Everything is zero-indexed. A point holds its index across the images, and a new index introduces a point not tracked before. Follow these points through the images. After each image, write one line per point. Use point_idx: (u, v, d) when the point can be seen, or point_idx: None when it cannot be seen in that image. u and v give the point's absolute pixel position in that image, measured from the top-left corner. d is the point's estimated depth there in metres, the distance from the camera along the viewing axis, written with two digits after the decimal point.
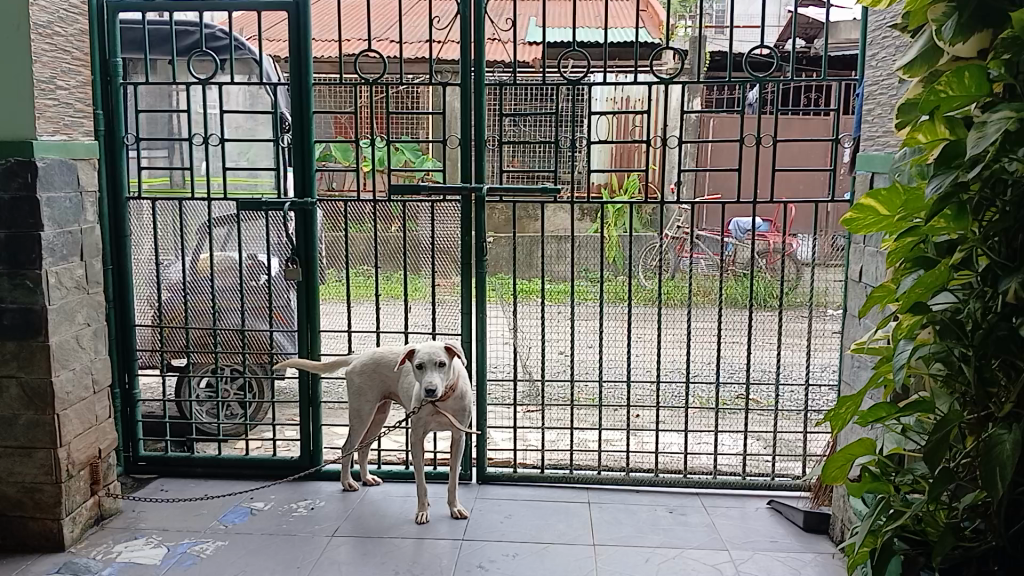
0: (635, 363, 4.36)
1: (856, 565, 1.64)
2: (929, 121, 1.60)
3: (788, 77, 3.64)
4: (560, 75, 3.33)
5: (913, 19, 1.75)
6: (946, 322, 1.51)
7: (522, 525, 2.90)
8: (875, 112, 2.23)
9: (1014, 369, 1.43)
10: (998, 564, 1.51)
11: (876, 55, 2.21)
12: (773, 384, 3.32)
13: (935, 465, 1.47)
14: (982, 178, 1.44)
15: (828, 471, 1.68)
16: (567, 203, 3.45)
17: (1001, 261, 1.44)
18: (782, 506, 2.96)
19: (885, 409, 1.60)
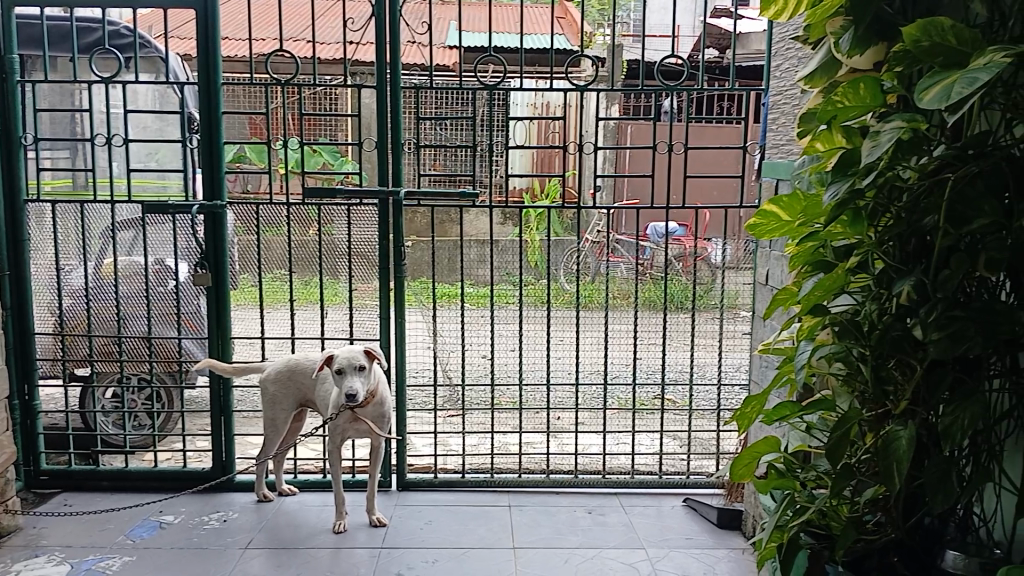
0: (555, 366, 4.39)
1: (766, 561, 1.68)
2: (827, 131, 1.66)
3: (699, 86, 3.73)
4: (478, 80, 3.33)
5: (812, 33, 1.83)
6: (845, 324, 1.57)
7: (442, 531, 2.88)
8: (780, 121, 2.31)
9: (909, 368, 1.49)
10: (897, 555, 1.62)
11: (780, 66, 2.29)
12: (688, 384, 3.39)
13: (835, 461, 1.52)
14: (876, 186, 1.51)
15: (735, 469, 1.72)
16: (486, 208, 3.45)
17: (896, 265, 1.51)
18: (697, 504, 3.03)
19: (789, 408, 1.65)
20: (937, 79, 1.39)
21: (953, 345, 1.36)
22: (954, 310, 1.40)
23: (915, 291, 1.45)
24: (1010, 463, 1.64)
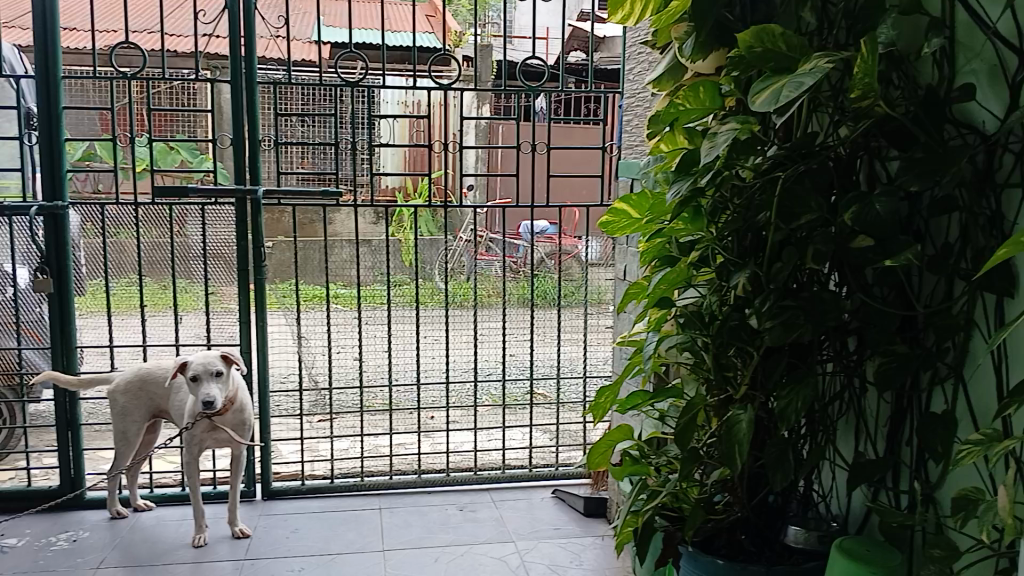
0: (427, 366, 4.37)
1: (624, 544, 1.74)
2: (670, 132, 1.76)
3: (560, 87, 3.80)
4: (338, 76, 3.26)
5: (659, 37, 1.92)
6: (690, 315, 1.66)
7: (309, 538, 2.82)
8: (634, 122, 2.39)
9: (746, 355, 1.59)
10: (744, 532, 1.70)
11: (633, 69, 2.37)
12: (555, 378, 3.46)
13: (681, 444, 1.61)
14: (714, 184, 1.59)
15: (592, 458, 1.77)
16: (350, 206, 3.39)
17: (734, 258, 1.59)
18: (565, 494, 3.10)
19: (641, 396, 1.73)
20: (768, 84, 1.47)
21: (786, 332, 1.45)
22: (786, 300, 1.50)
23: (750, 283, 1.54)
24: (842, 442, 1.76)
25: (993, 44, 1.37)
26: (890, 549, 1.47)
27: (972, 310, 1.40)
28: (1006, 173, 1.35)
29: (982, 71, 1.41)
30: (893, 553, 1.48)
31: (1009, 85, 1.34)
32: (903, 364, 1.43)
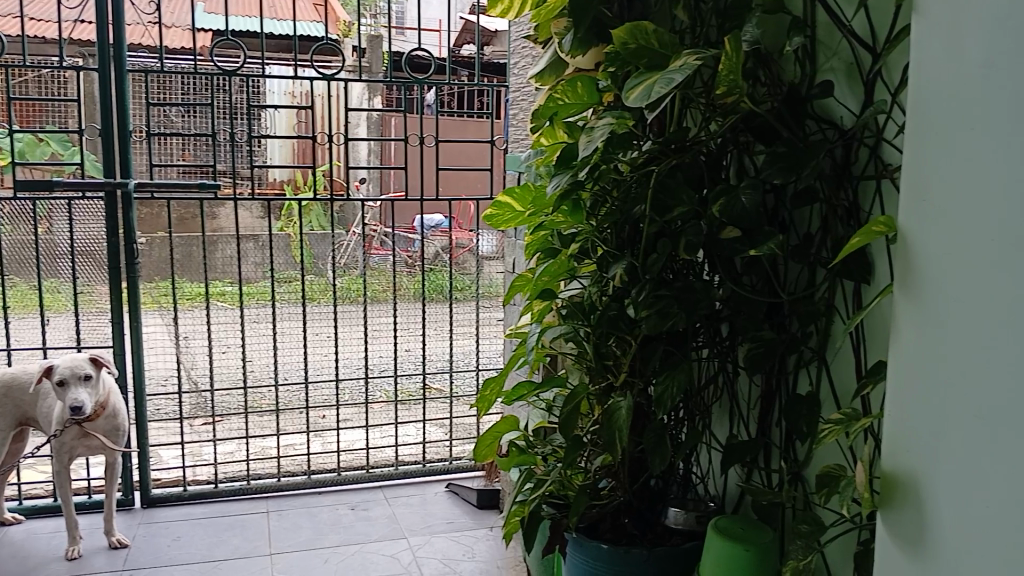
0: (317, 364, 4.30)
1: (513, 535, 1.75)
2: (550, 126, 1.78)
3: (446, 79, 3.78)
4: (215, 65, 3.14)
5: (540, 32, 1.94)
6: (572, 306, 1.69)
7: (192, 546, 2.72)
8: (519, 117, 2.40)
9: (625, 343, 1.64)
10: (628, 517, 1.73)
11: (517, 63, 2.38)
12: (447, 372, 3.45)
13: (565, 433, 1.63)
14: (592, 177, 1.62)
15: (478, 450, 1.77)
16: (231, 200, 3.28)
17: (613, 250, 1.63)
18: (458, 488, 3.11)
19: (526, 387, 1.74)
20: (641, 79, 1.50)
21: (661, 320, 1.50)
22: (661, 290, 1.55)
23: (627, 273, 1.59)
24: (718, 425, 1.83)
25: (849, 44, 1.44)
26: (762, 527, 1.53)
27: (832, 296, 1.47)
28: (861, 166, 1.43)
29: (840, 69, 1.48)
30: (765, 530, 1.52)
31: (863, 82, 1.41)
32: (769, 349, 1.50)
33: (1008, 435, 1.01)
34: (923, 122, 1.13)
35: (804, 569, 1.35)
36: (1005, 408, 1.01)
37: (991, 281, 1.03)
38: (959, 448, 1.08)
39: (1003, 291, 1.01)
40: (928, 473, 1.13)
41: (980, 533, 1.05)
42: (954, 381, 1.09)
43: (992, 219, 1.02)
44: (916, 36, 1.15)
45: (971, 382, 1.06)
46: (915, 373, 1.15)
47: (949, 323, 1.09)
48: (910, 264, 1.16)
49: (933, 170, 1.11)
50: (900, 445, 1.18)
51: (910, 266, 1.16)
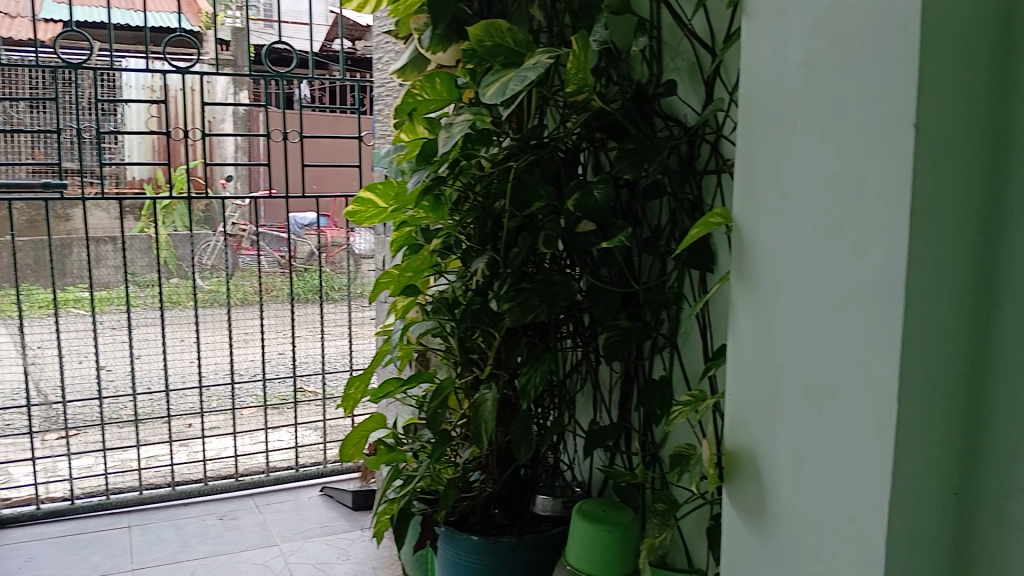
0: (183, 371, 4.14)
1: (383, 532, 1.74)
2: (410, 123, 1.78)
3: (310, 74, 3.68)
4: (61, 57, 2.96)
5: (400, 28, 1.93)
6: (437, 302, 1.69)
7: (45, 566, 2.57)
8: (384, 113, 2.39)
9: (490, 336, 1.66)
10: (499, 507, 1.76)
11: (381, 59, 2.37)
12: (319, 374, 3.40)
13: (433, 429, 1.64)
14: (452, 173, 1.63)
15: (345, 450, 1.74)
16: (82, 200, 3.10)
17: (475, 245, 1.66)
18: (332, 491, 3.07)
19: (393, 383, 1.72)
20: (497, 76, 1.52)
21: (523, 313, 1.52)
22: (522, 283, 1.58)
23: (489, 267, 1.61)
24: (582, 412, 1.88)
25: (691, 45, 1.51)
26: (623, 508, 1.57)
27: (681, 285, 1.54)
28: (704, 161, 1.50)
29: (684, 69, 1.54)
30: (625, 511, 1.57)
31: (703, 82, 1.48)
32: (626, 336, 1.56)
33: (832, 406, 1.09)
34: (756, 120, 1.20)
35: (659, 545, 1.39)
36: (830, 382, 1.09)
37: (814, 267, 1.11)
38: (793, 422, 1.16)
39: (826, 275, 1.09)
40: (767, 447, 1.21)
41: (810, 500, 1.13)
42: (786, 361, 1.16)
43: (814, 210, 1.10)
44: (747, 38, 1.22)
45: (802, 360, 1.14)
46: (753, 355, 1.23)
47: (782, 307, 1.17)
48: (746, 253, 1.23)
49: (766, 164, 1.19)
50: (743, 422, 1.25)
51: (746, 255, 1.24)
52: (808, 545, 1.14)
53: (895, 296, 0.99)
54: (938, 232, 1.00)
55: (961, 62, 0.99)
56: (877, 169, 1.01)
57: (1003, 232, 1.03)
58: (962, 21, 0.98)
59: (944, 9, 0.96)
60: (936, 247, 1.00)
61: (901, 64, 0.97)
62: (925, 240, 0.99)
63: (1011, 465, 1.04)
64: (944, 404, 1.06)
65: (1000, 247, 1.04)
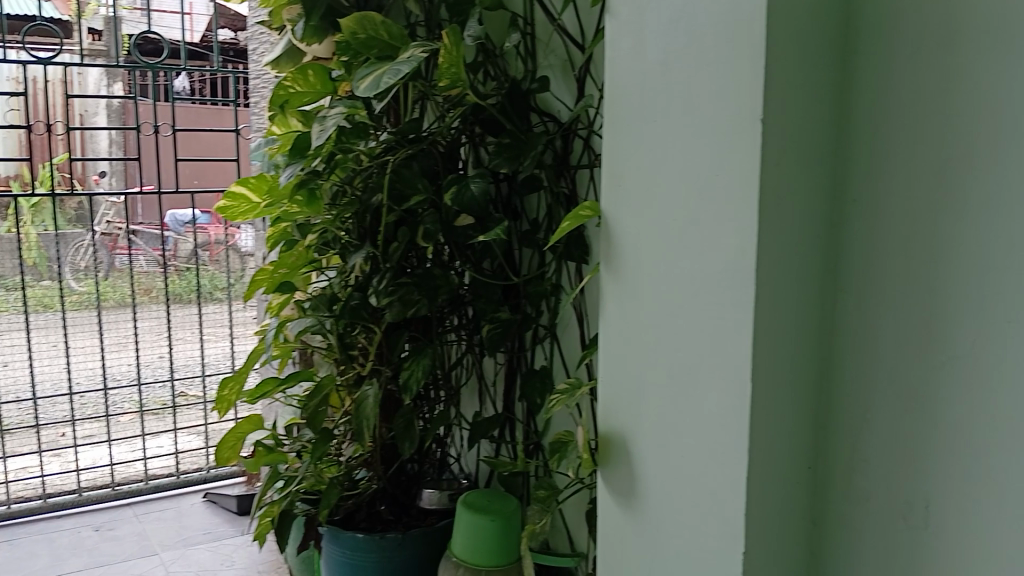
0: (52, 378, 3.92)
1: (265, 536, 1.71)
2: (284, 115, 1.74)
3: (183, 65, 3.52)
4: None
5: (274, 18, 1.89)
6: (317, 299, 1.66)
7: None
8: (261, 106, 2.32)
9: (371, 332, 1.65)
10: (385, 504, 1.75)
11: (257, 50, 2.30)
12: (199, 377, 3.28)
13: (314, 428, 1.61)
14: (328, 166, 1.60)
15: (221, 453, 1.69)
16: None
17: (354, 240, 1.64)
18: (216, 496, 2.98)
19: (270, 383, 1.68)
20: (371, 70, 1.50)
21: (403, 307, 1.51)
22: (402, 277, 1.57)
23: (368, 262, 1.60)
24: (467, 405, 1.89)
25: (562, 42, 1.54)
26: (507, 497, 1.59)
27: (559, 277, 1.57)
28: (577, 156, 1.54)
29: (556, 65, 1.57)
30: (510, 499, 1.59)
31: (575, 78, 1.51)
32: (506, 328, 1.57)
33: (694, 387, 1.14)
34: (619, 114, 1.25)
35: (541, 531, 1.42)
36: (692, 366, 1.14)
37: (676, 256, 1.16)
38: (660, 404, 1.21)
39: (686, 264, 1.14)
40: (637, 431, 1.25)
41: (677, 478, 1.18)
42: (652, 348, 1.21)
43: (675, 201, 1.15)
44: (611, 36, 1.26)
45: (667, 346, 1.19)
46: (622, 342, 1.27)
47: (647, 296, 1.21)
48: (615, 243, 1.27)
49: (631, 157, 1.23)
50: (615, 408, 1.29)
51: (615, 246, 1.27)
52: (676, 522, 1.19)
53: (748, 281, 1.05)
54: (786, 221, 1.07)
55: (806, 62, 1.06)
56: (729, 162, 1.06)
57: (846, 220, 1.12)
58: (806, 24, 1.06)
59: (789, 13, 1.03)
60: (784, 234, 1.07)
61: (749, 63, 1.03)
62: (774, 229, 1.05)
63: (856, 436, 1.12)
64: (797, 382, 1.13)
65: (843, 235, 1.13)
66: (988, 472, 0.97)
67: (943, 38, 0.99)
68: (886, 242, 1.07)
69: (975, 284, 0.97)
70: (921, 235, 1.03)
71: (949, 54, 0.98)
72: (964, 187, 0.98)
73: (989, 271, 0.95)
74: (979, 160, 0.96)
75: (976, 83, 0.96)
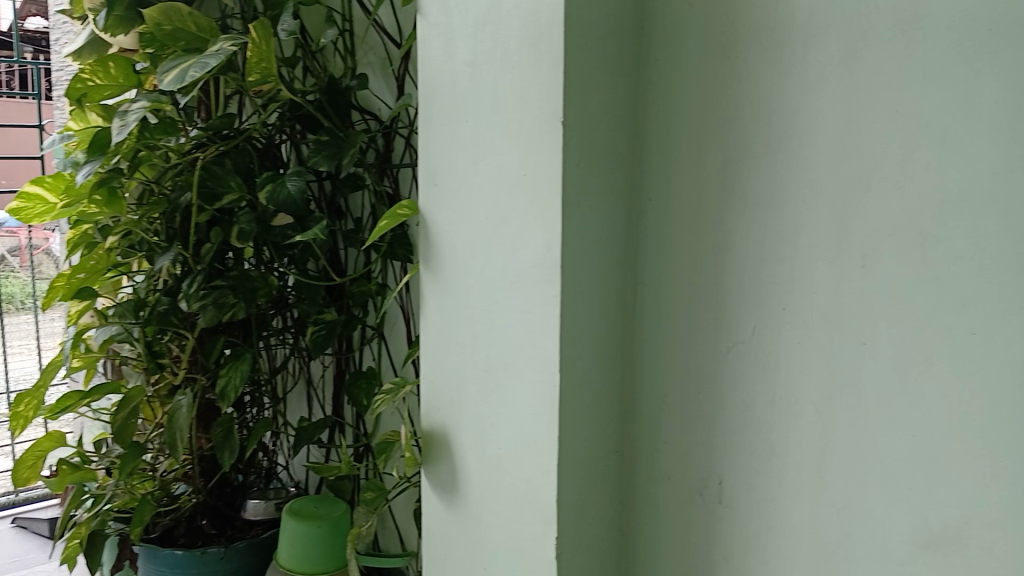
0: None
1: (73, 561, 1.60)
2: (82, 109, 1.64)
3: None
4: None
5: (75, 7, 1.77)
6: (124, 305, 1.57)
7: None
8: (63, 100, 2.16)
9: (184, 338, 1.58)
10: (206, 517, 1.67)
11: (59, 40, 2.14)
12: None
13: (122, 441, 1.52)
14: (131, 164, 1.51)
15: (17, 474, 1.57)
16: None
17: (163, 243, 1.56)
18: (27, 521, 2.76)
19: (72, 396, 1.57)
20: (175, 64, 1.42)
21: (218, 312, 1.46)
22: (216, 280, 1.51)
23: (177, 265, 1.53)
24: (295, 410, 1.84)
25: (380, 39, 1.53)
26: (335, 502, 1.56)
27: (384, 276, 1.56)
28: (399, 155, 1.53)
29: (376, 63, 1.56)
30: (338, 504, 1.56)
31: (394, 75, 1.50)
32: (330, 329, 1.54)
33: (508, 381, 1.17)
34: (431, 113, 1.25)
35: (366, 533, 1.39)
36: (506, 359, 1.17)
37: (488, 252, 1.17)
38: (476, 398, 1.22)
39: (497, 261, 1.16)
40: (455, 426, 1.26)
41: (495, 471, 1.20)
42: (469, 344, 1.22)
43: (485, 199, 1.17)
44: (422, 37, 1.26)
45: (483, 341, 1.20)
46: (440, 340, 1.28)
47: (463, 292, 1.22)
48: (431, 241, 1.27)
49: (445, 156, 1.23)
50: (437, 405, 1.30)
51: (431, 243, 1.28)
52: (495, 512, 1.21)
53: (554, 276, 1.08)
54: (587, 218, 1.11)
55: (605, 66, 1.11)
56: (534, 161, 1.09)
57: (644, 216, 1.19)
58: (604, 29, 1.11)
59: (587, 18, 1.07)
60: (586, 232, 1.11)
61: (549, 65, 1.05)
62: (577, 226, 1.09)
63: (657, 420, 1.20)
64: (604, 373, 1.19)
65: (642, 232, 1.19)
66: (770, 446, 1.06)
67: (723, 48, 1.07)
68: (679, 238, 1.14)
69: (755, 275, 1.06)
70: (709, 232, 1.11)
71: (729, 62, 1.06)
72: (743, 186, 1.07)
73: (767, 263, 1.05)
74: (756, 161, 1.05)
75: (752, 90, 1.04)
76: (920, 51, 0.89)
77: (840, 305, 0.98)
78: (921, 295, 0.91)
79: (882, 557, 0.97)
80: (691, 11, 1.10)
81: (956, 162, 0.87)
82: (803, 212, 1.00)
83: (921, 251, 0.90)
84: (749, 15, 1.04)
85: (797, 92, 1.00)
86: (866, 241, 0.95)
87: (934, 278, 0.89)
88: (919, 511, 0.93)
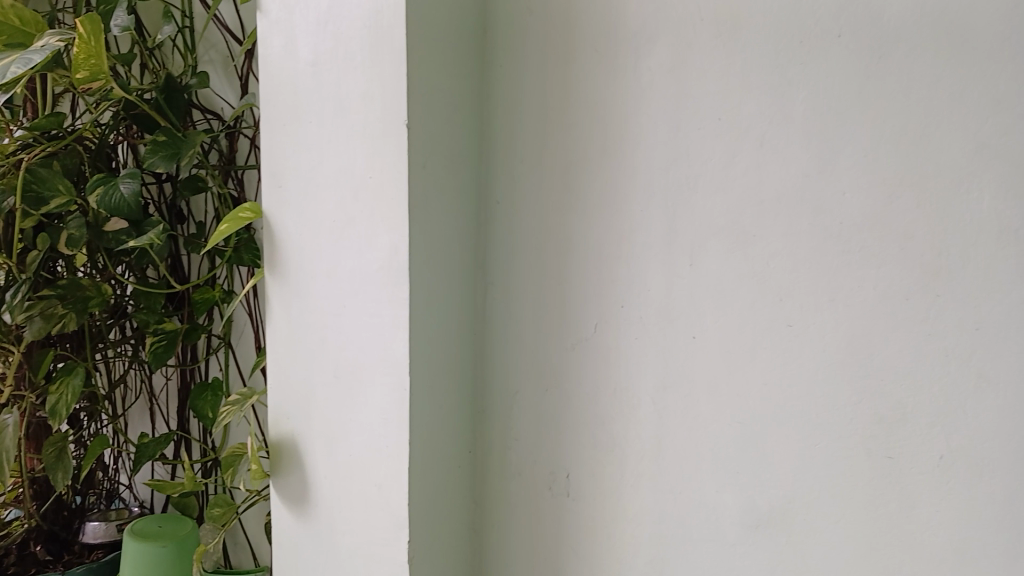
0: None
1: None
2: None
3: None
4: None
5: None
6: None
7: None
8: None
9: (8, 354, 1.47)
10: (40, 544, 1.56)
11: None
12: None
13: None
14: None
15: None
16: None
17: None
18: None
19: None
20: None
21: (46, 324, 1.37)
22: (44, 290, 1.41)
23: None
24: (137, 426, 1.75)
25: (221, 36, 1.50)
26: (182, 521, 1.50)
27: (230, 282, 1.51)
28: (244, 156, 1.50)
29: (217, 61, 1.52)
30: (185, 522, 1.49)
31: (237, 73, 1.49)
32: (172, 338, 1.48)
33: (356, 386, 1.15)
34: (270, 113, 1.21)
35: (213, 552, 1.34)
36: (354, 365, 1.15)
37: (332, 256, 1.15)
38: (324, 405, 1.19)
39: (342, 264, 1.14)
40: (304, 434, 1.23)
41: (345, 478, 1.18)
42: (316, 350, 1.20)
43: (327, 201, 1.15)
44: (262, 35, 1.19)
45: (331, 346, 1.17)
46: (284, 348, 1.24)
47: (308, 297, 1.19)
48: (274, 244, 1.23)
49: (284, 157, 1.20)
50: (283, 414, 1.26)
51: (273, 246, 1.24)
52: (345, 519, 1.19)
53: (399, 277, 1.07)
54: (433, 220, 1.11)
55: (448, 67, 1.11)
56: (377, 163, 1.08)
57: (492, 218, 1.20)
58: (447, 29, 1.10)
59: (428, 20, 1.07)
60: (432, 233, 1.11)
61: (390, 65, 1.04)
62: (423, 228, 1.08)
63: (507, 419, 1.21)
64: (455, 374, 1.19)
65: (490, 232, 1.20)
66: (612, 440, 1.09)
67: (561, 51, 1.09)
68: (525, 238, 1.16)
69: (595, 274, 1.08)
70: (553, 231, 1.13)
71: (568, 66, 1.08)
72: (583, 187, 1.09)
73: (606, 262, 1.07)
74: (594, 162, 1.07)
75: (589, 92, 1.07)
76: (741, 60, 0.93)
77: (671, 300, 1.01)
78: (745, 290, 0.95)
79: (714, 540, 1.01)
80: (529, 14, 1.12)
81: (774, 164, 0.92)
82: (637, 212, 1.04)
83: (744, 249, 0.95)
84: (584, 20, 1.06)
85: (630, 95, 1.03)
86: (695, 241, 0.99)
87: (756, 273, 0.94)
88: (745, 494, 0.98)
